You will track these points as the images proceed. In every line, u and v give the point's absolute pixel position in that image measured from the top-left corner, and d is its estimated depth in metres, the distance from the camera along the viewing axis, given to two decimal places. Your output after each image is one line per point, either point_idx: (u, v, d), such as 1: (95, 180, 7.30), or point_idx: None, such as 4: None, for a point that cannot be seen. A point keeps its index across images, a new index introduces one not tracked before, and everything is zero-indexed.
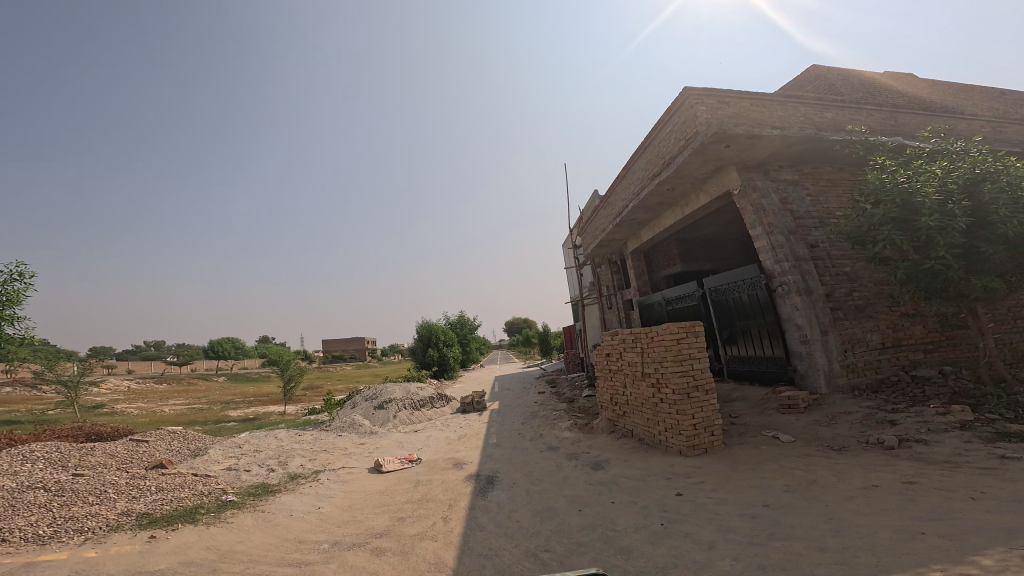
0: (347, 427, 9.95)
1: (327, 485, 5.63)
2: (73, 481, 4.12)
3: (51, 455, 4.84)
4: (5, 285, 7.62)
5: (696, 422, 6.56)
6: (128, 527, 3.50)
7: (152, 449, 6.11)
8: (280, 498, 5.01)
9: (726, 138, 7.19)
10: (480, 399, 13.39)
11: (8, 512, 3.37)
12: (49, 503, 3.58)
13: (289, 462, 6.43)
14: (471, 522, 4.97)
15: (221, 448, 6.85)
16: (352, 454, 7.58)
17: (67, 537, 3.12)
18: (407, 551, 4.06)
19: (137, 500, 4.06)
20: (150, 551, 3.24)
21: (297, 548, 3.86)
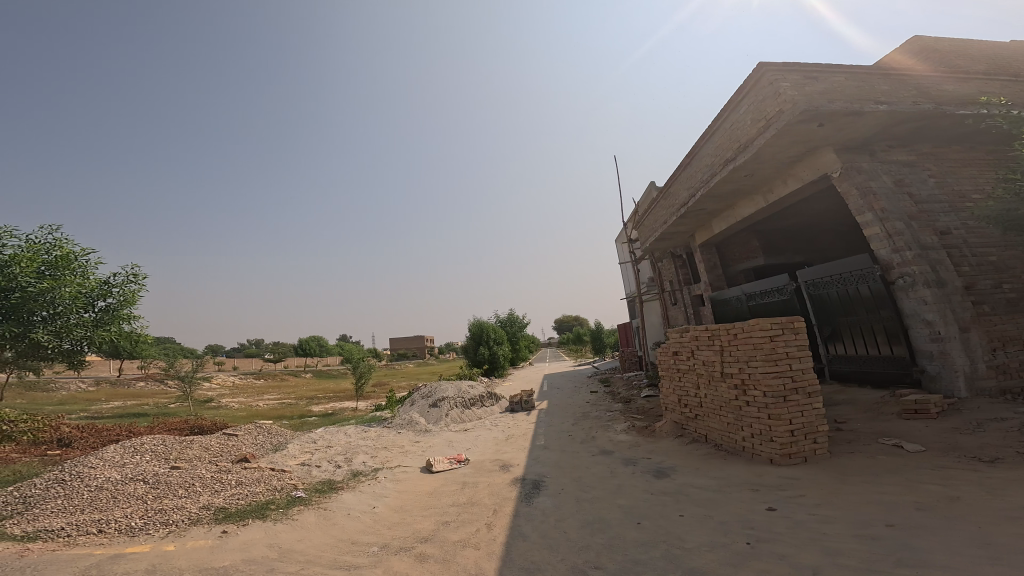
0: (405, 424, 10.46)
1: (384, 484, 5.87)
2: (169, 474, 4.75)
3: (158, 448, 5.61)
4: (122, 288, 9.08)
5: (793, 428, 5.76)
6: (206, 521, 3.91)
7: (240, 443, 6.85)
8: (342, 495, 5.31)
9: (818, 117, 6.19)
10: (529, 398, 13.41)
11: (112, 503, 3.97)
12: (145, 497, 4.15)
13: (353, 458, 6.85)
14: (516, 531, 4.87)
15: (298, 443, 7.49)
16: (408, 452, 7.89)
17: (153, 530, 3.56)
18: (449, 559, 4.04)
19: (218, 494, 4.53)
20: (219, 546, 3.56)
21: (352, 545, 4.02)
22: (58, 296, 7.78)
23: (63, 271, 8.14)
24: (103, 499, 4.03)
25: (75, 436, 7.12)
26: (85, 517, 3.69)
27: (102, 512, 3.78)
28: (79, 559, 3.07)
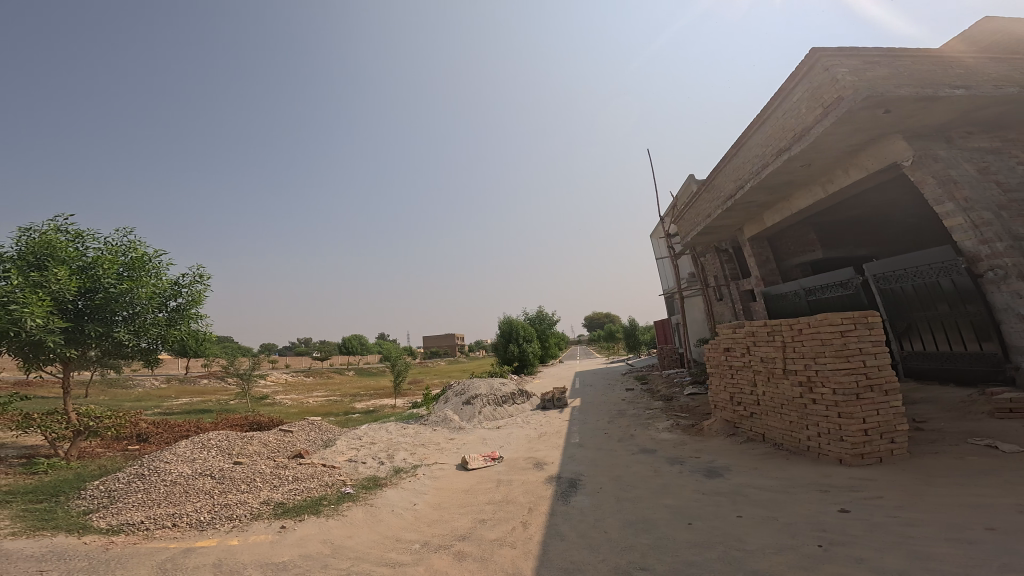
0: (441, 422, 10.74)
1: (423, 481, 6.08)
2: (232, 470, 5.13)
3: (223, 444, 6.05)
4: (191, 288, 9.70)
5: (867, 428, 5.52)
6: (266, 516, 4.21)
7: (295, 439, 7.24)
8: (387, 490, 5.41)
9: (884, 102, 5.88)
10: (561, 396, 13.45)
11: (184, 497, 4.36)
12: (212, 492, 4.53)
13: (395, 455, 7.08)
14: (551, 530, 4.95)
15: (347, 439, 7.81)
16: (445, 449, 8.12)
17: (219, 525, 3.89)
18: (487, 558, 4.16)
19: (277, 489, 4.86)
20: (279, 542, 3.82)
21: (397, 542, 4.04)
22: (131, 295, 8.06)
23: (139, 272, 8.49)
24: (177, 493, 4.44)
25: (149, 433, 7.82)
26: (160, 511, 4.06)
27: (176, 506, 4.17)
28: (155, 553, 3.40)
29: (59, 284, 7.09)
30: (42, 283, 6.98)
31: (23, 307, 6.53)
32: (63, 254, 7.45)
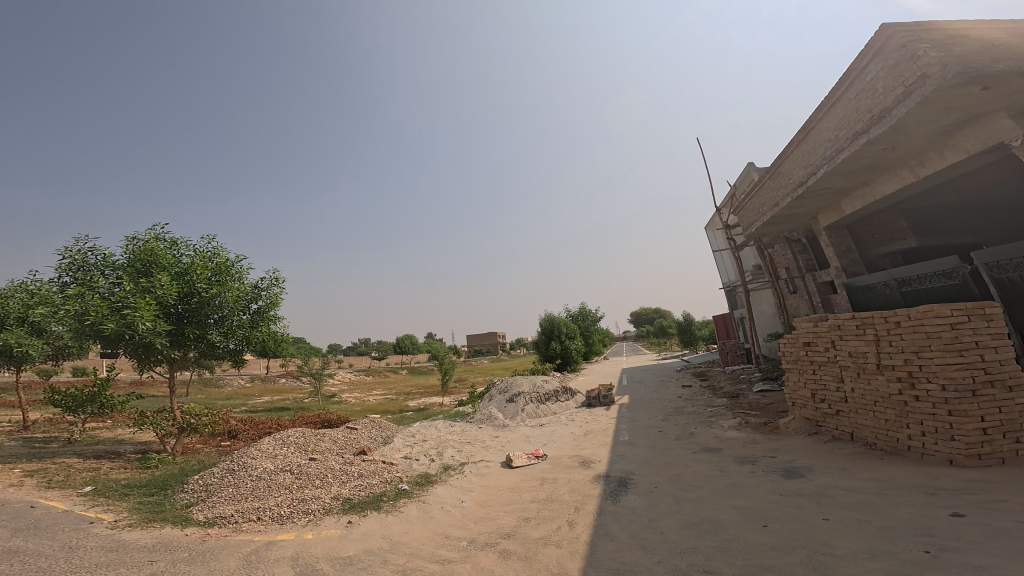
0: (485, 420, 11.04)
1: (469, 478, 6.31)
2: (308, 466, 5.63)
3: (298, 440, 6.61)
4: (270, 292, 10.50)
5: (984, 426, 5.09)
6: (335, 511, 4.61)
7: (360, 436, 7.71)
8: (439, 487, 5.69)
9: (983, 77, 5.26)
10: (607, 394, 13.32)
11: (267, 492, 4.89)
12: (291, 487, 5.03)
13: (443, 452, 7.37)
14: (599, 530, 4.98)
15: (403, 436, 8.21)
16: (490, 447, 8.35)
17: (296, 520, 4.36)
18: (531, 557, 4.28)
19: (345, 485, 5.28)
20: (345, 536, 4.14)
21: (446, 539, 4.26)
22: (217, 299, 8.66)
23: (224, 275, 9.13)
24: (261, 487, 4.98)
25: (239, 430, 8.68)
26: (245, 506, 4.60)
27: (261, 501, 4.70)
28: (242, 545, 3.89)
29: (162, 288, 7.95)
30: (150, 288, 7.90)
31: (133, 311, 7.52)
32: (164, 261, 8.38)
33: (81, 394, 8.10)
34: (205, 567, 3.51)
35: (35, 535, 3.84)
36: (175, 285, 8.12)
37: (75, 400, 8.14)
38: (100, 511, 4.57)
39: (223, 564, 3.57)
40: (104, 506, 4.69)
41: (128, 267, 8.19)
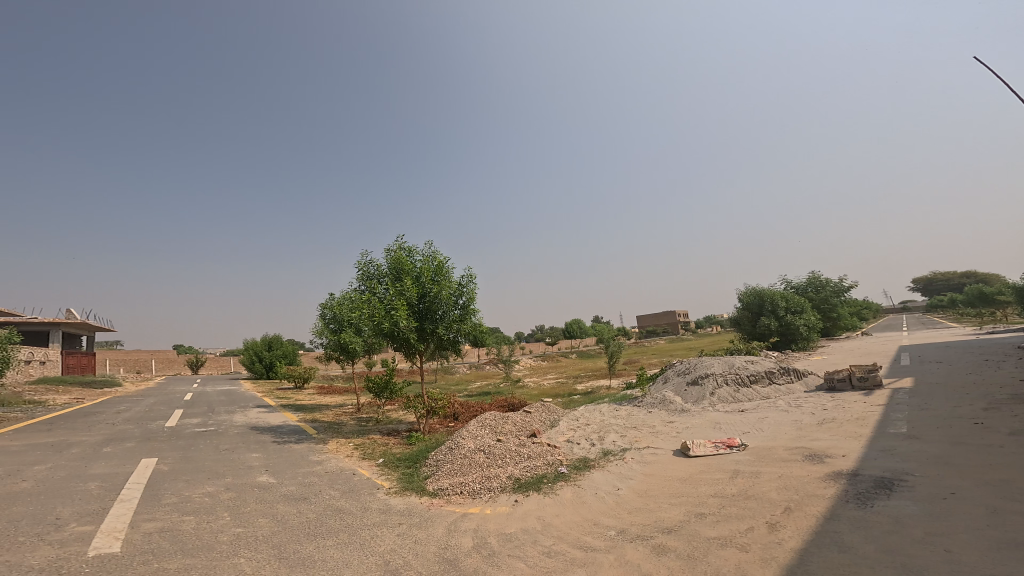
0: (658, 403, 10.37)
1: (631, 466, 6.02)
2: (495, 446, 5.96)
3: (489, 421, 7.09)
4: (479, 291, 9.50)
5: None
6: (507, 489, 4.94)
7: (533, 420, 8.04)
8: (595, 473, 5.62)
9: None
10: (857, 378, 10.67)
11: (466, 467, 5.37)
12: (481, 465, 5.44)
13: (604, 436, 7.21)
14: (813, 535, 3.87)
15: (569, 419, 8.28)
16: (660, 434, 7.78)
17: (481, 497, 4.78)
18: (697, 556, 3.58)
19: (516, 465, 5.52)
20: (511, 514, 4.41)
21: (594, 527, 4.18)
22: (449, 299, 8.03)
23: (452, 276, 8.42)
24: (462, 463, 5.49)
25: (460, 413, 9.73)
26: (454, 479, 5.14)
27: (461, 477, 5.19)
28: (449, 514, 4.43)
29: (409, 292, 7.82)
30: (399, 292, 7.87)
31: (392, 312, 7.67)
32: (406, 266, 8.12)
33: (380, 381, 10.48)
34: (422, 531, 4.12)
35: (347, 495, 4.97)
36: (418, 286, 7.98)
37: (377, 385, 10.66)
38: (383, 477, 5.56)
39: (433, 530, 4.14)
40: (385, 475, 5.68)
41: (387, 273, 8.24)
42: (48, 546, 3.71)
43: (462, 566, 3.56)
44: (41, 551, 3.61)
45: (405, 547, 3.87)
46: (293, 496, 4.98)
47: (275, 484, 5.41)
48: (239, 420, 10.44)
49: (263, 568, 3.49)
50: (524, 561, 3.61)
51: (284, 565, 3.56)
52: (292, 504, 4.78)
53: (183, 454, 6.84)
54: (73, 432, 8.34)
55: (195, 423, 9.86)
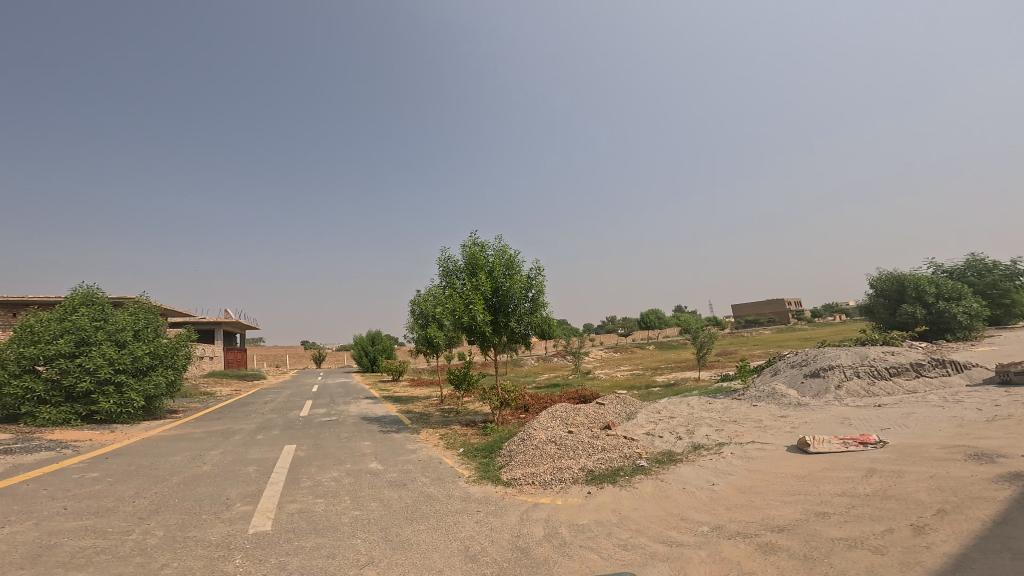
0: (765, 396, 9.14)
1: (729, 461, 5.18)
2: (567, 437, 5.70)
3: (559, 412, 6.89)
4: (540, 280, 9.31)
5: None
6: (580, 481, 4.65)
7: (605, 411, 7.59)
8: (681, 466, 5.05)
9: None
10: None
11: (536, 459, 5.19)
12: (552, 455, 5.22)
13: (695, 430, 6.44)
14: (980, 541, 2.96)
15: (647, 411, 7.64)
16: (767, 428, 6.74)
17: (552, 488, 4.54)
18: (814, 557, 2.94)
19: (590, 457, 5.20)
20: (584, 505, 4.12)
21: (681, 522, 3.69)
22: (522, 291, 8.00)
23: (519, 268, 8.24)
24: (531, 454, 5.30)
25: (529, 404, 9.53)
26: (526, 470, 4.98)
27: (532, 467, 5.01)
28: (522, 503, 4.26)
29: (482, 285, 7.80)
30: (475, 286, 7.86)
31: (469, 306, 7.71)
32: (479, 261, 8.06)
33: (459, 373, 10.77)
34: (497, 519, 4.01)
35: (436, 482, 4.95)
36: (492, 280, 7.94)
37: (456, 377, 10.91)
38: (462, 466, 5.57)
39: (506, 518, 4.00)
40: (464, 464, 5.69)
41: (463, 268, 8.30)
42: (221, 524, 4.20)
43: (533, 555, 3.41)
44: (215, 528, 4.14)
45: (482, 534, 3.78)
46: (393, 482, 4.97)
47: (378, 470, 5.46)
48: (352, 411, 11.45)
49: (374, 551, 3.59)
50: (597, 553, 3.36)
51: (390, 548, 3.63)
52: (393, 489, 4.76)
53: (314, 439, 7.45)
54: (235, 420, 9.75)
55: (319, 414, 10.96)
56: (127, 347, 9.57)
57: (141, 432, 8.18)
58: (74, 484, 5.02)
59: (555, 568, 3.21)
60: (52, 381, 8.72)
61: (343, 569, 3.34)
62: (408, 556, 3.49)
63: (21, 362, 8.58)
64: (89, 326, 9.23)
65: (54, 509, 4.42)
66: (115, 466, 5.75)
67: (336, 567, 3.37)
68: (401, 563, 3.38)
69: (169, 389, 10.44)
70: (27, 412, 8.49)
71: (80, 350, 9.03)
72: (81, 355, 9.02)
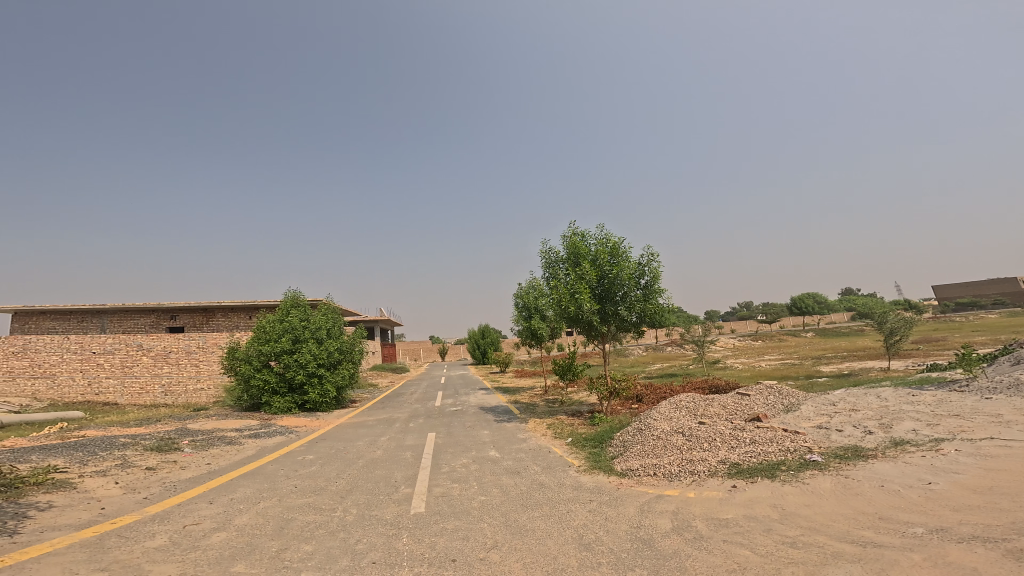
0: (1003, 389, 6.69)
1: (954, 459, 3.83)
2: (699, 429, 5.20)
3: (688, 404, 6.38)
4: (651, 265, 8.72)
5: None
6: (721, 474, 4.08)
7: (752, 402, 6.53)
8: (876, 462, 3.93)
9: None
10: None
11: (663, 449, 4.77)
12: (682, 447, 4.75)
13: (893, 425, 4.96)
14: None
15: (814, 403, 6.26)
16: (1015, 425, 4.82)
17: (683, 479, 4.09)
18: None
19: (734, 450, 4.54)
20: (727, 499, 3.54)
21: (880, 522, 2.83)
22: (631, 279, 7.63)
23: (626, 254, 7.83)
24: (657, 445, 4.91)
25: (644, 395, 8.83)
26: (645, 461, 4.59)
27: (657, 458, 4.62)
28: (641, 494, 3.88)
29: (588, 275, 7.59)
30: (581, 276, 7.67)
31: (577, 296, 7.57)
32: (581, 251, 7.88)
33: (561, 363, 10.51)
34: (613, 509, 3.68)
35: (548, 470, 4.80)
36: (597, 268, 7.69)
37: (559, 367, 10.68)
38: (572, 456, 5.32)
39: (624, 508, 3.66)
40: (574, 453, 5.44)
41: (565, 258, 8.22)
42: (393, 504, 4.52)
43: (658, 547, 3.02)
44: (389, 507, 4.47)
45: (596, 523, 3.49)
46: (510, 469, 4.98)
47: (496, 457, 5.57)
48: (471, 400, 12.18)
49: (495, 535, 3.55)
50: (751, 549, 2.81)
51: (507, 533, 3.57)
52: (510, 476, 4.77)
53: (446, 428, 7.98)
54: (389, 409, 11.15)
55: (448, 403, 11.82)
56: (324, 344, 11.65)
57: (334, 419, 9.85)
58: (300, 466, 6.17)
59: (690, 562, 2.78)
60: (279, 373, 11.03)
61: (471, 550, 3.35)
62: (525, 542, 3.36)
63: (260, 358, 11.01)
64: (299, 326, 11.44)
65: (288, 486, 5.44)
66: (324, 450, 6.92)
67: (466, 548, 3.39)
68: (519, 548, 3.27)
69: (352, 381, 12.41)
70: (265, 399, 10.92)
71: (294, 346, 11.25)
72: (295, 351, 11.25)
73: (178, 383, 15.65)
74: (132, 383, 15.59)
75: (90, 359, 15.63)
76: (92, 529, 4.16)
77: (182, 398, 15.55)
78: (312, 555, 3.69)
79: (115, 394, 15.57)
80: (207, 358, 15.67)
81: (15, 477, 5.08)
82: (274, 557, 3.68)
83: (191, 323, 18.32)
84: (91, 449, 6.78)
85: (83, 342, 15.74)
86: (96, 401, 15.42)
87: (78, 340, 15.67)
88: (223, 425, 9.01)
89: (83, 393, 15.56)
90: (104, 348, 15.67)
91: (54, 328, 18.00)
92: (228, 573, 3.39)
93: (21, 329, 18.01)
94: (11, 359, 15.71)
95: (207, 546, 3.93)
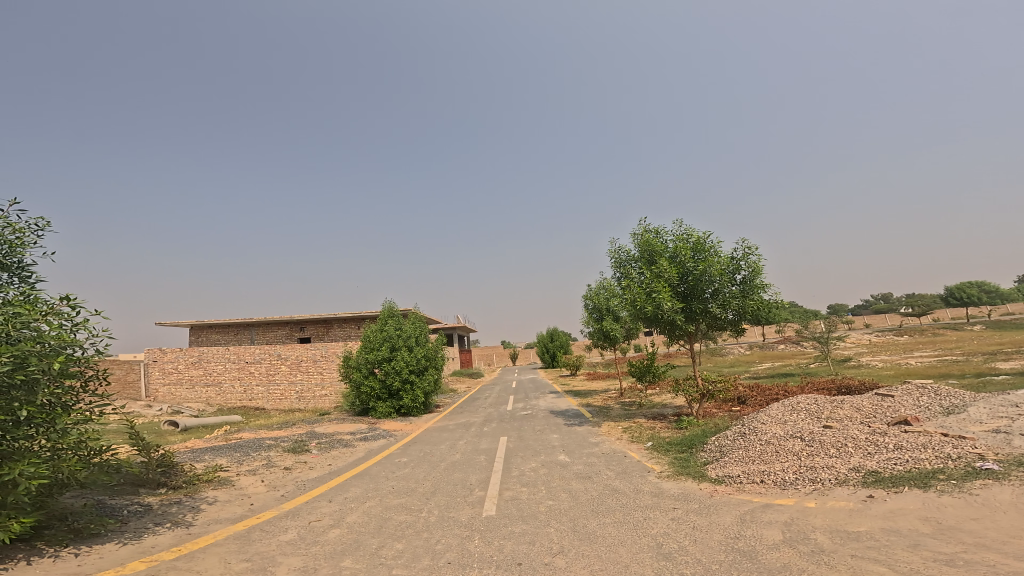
0: None
1: None
2: (822, 433, 4.44)
3: (807, 407, 5.52)
4: (747, 259, 7.85)
5: None
6: (853, 483, 3.39)
7: (895, 403, 5.39)
8: None
9: None
10: None
11: (775, 456, 4.15)
12: (801, 453, 4.08)
13: None
14: None
15: (987, 404, 4.92)
16: None
17: (801, 486, 3.50)
18: None
19: (872, 457, 3.76)
20: (860, 511, 2.92)
21: None
22: (723, 274, 6.95)
23: (713, 248, 7.17)
24: (768, 451, 4.29)
25: (747, 396, 7.88)
26: (745, 468, 4.03)
27: (767, 464, 4.03)
28: (741, 503, 3.39)
29: (668, 272, 7.10)
30: (660, 274, 7.21)
31: (656, 297, 7.11)
32: (659, 249, 7.44)
33: (642, 364, 9.87)
34: (703, 518, 3.26)
35: (622, 475, 4.47)
36: (677, 265, 7.18)
37: (639, 370, 10.02)
38: (653, 461, 4.89)
39: (718, 518, 3.22)
40: (655, 458, 5.00)
41: (639, 256, 7.83)
42: (468, 506, 4.58)
43: (762, 560, 2.60)
44: (464, 510, 4.53)
45: (680, 532, 3.13)
46: (581, 474, 4.75)
47: (566, 462, 5.34)
48: (545, 404, 12.05)
49: (562, 540, 3.39)
50: (888, 566, 2.26)
51: (577, 538, 3.38)
52: (580, 481, 4.54)
53: (518, 432, 7.94)
54: (471, 413, 11.48)
55: (521, 407, 11.79)
56: (415, 351, 12.48)
57: (424, 424, 10.43)
58: (395, 468, 6.59)
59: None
60: (381, 378, 12.05)
61: (537, 554, 3.23)
62: (595, 548, 3.15)
63: (365, 366, 12.14)
64: (395, 334, 12.43)
65: (387, 487, 5.84)
66: (415, 453, 7.33)
67: (532, 553, 3.28)
68: (586, 555, 3.07)
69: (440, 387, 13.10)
70: (371, 403, 12.01)
71: (392, 354, 12.25)
72: (393, 358, 12.22)
73: (308, 389, 18.01)
74: (274, 389, 18.23)
75: (244, 368, 18.55)
76: (243, 523, 4.88)
77: (312, 403, 17.87)
78: (402, 552, 3.87)
79: (262, 399, 18.30)
80: (329, 366, 17.86)
81: (193, 475, 6.20)
82: (373, 553, 3.93)
83: (316, 333, 21.24)
84: (244, 450, 8.07)
85: (239, 353, 18.76)
86: (249, 405, 18.28)
87: (236, 350, 18.76)
88: (342, 429, 10.09)
89: (240, 398, 18.51)
90: (254, 358, 18.52)
91: (218, 341, 21.90)
92: (338, 567, 3.69)
93: (196, 342, 22.07)
94: (190, 368, 19.11)
95: (322, 541, 4.36)
